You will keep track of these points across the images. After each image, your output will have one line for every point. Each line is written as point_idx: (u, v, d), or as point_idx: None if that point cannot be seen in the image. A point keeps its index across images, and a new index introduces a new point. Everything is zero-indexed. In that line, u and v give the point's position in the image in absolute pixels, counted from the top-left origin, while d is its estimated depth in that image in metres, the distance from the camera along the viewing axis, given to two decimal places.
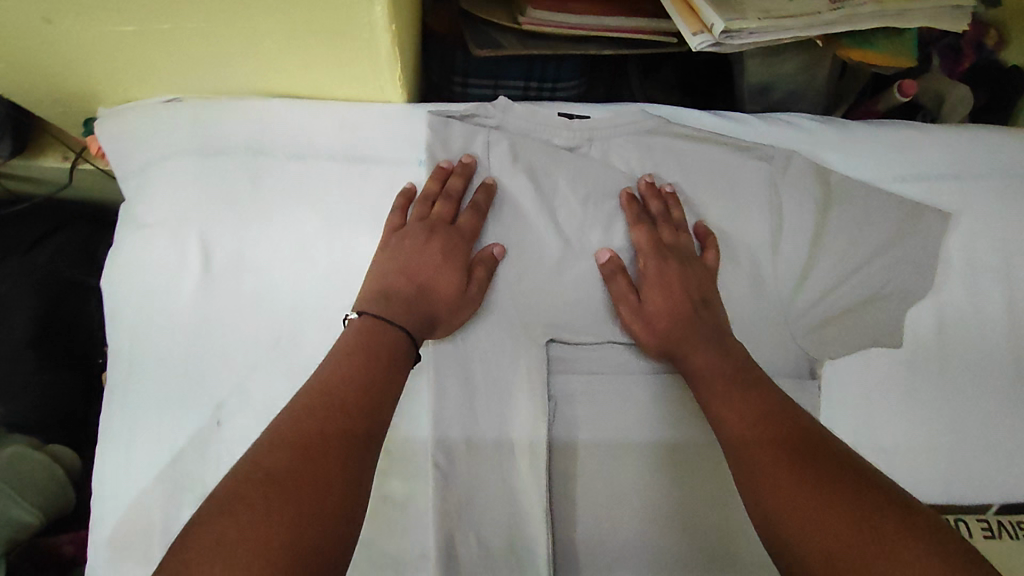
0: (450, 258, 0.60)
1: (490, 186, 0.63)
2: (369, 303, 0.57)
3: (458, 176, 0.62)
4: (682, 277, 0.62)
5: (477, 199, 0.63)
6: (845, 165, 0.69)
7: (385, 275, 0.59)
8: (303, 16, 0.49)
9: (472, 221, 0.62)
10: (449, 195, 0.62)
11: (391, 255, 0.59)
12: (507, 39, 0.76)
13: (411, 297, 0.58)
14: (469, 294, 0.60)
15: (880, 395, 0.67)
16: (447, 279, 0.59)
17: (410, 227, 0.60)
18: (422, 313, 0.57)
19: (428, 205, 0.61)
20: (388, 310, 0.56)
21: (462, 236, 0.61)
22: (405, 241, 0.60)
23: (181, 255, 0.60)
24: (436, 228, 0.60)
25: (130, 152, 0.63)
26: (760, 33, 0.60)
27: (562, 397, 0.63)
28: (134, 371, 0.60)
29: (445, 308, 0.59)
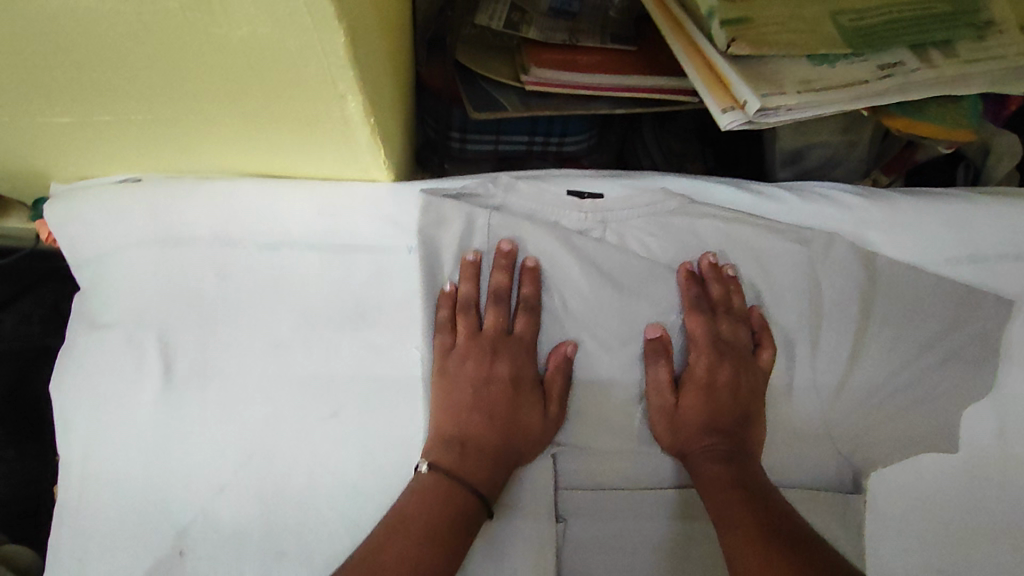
0: (524, 386, 0.55)
1: (531, 272, 0.56)
2: (440, 453, 0.52)
3: (499, 271, 0.56)
4: (734, 385, 0.57)
5: (526, 293, 0.56)
6: (893, 246, 0.60)
7: (451, 416, 0.53)
8: (268, 113, 0.42)
9: (527, 321, 0.56)
10: (497, 297, 0.56)
11: (449, 386, 0.54)
12: (510, 98, 0.70)
13: (489, 446, 0.53)
14: (549, 417, 0.55)
15: (934, 507, 0.59)
16: (526, 411, 0.54)
17: (465, 347, 0.55)
18: (502, 459, 0.53)
19: (476, 313, 0.55)
20: (462, 462, 0.52)
21: (525, 344, 0.56)
22: (465, 363, 0.54)
23: (139, 361, 0.53)
24: (497, 345, 0.55)
25: (82, 239, 0.55)
26: (799, 109, 0.52)
27: (572, 517, 0.55)
28: (84, 495, 0.52)
29: (528, 445, 0.54)
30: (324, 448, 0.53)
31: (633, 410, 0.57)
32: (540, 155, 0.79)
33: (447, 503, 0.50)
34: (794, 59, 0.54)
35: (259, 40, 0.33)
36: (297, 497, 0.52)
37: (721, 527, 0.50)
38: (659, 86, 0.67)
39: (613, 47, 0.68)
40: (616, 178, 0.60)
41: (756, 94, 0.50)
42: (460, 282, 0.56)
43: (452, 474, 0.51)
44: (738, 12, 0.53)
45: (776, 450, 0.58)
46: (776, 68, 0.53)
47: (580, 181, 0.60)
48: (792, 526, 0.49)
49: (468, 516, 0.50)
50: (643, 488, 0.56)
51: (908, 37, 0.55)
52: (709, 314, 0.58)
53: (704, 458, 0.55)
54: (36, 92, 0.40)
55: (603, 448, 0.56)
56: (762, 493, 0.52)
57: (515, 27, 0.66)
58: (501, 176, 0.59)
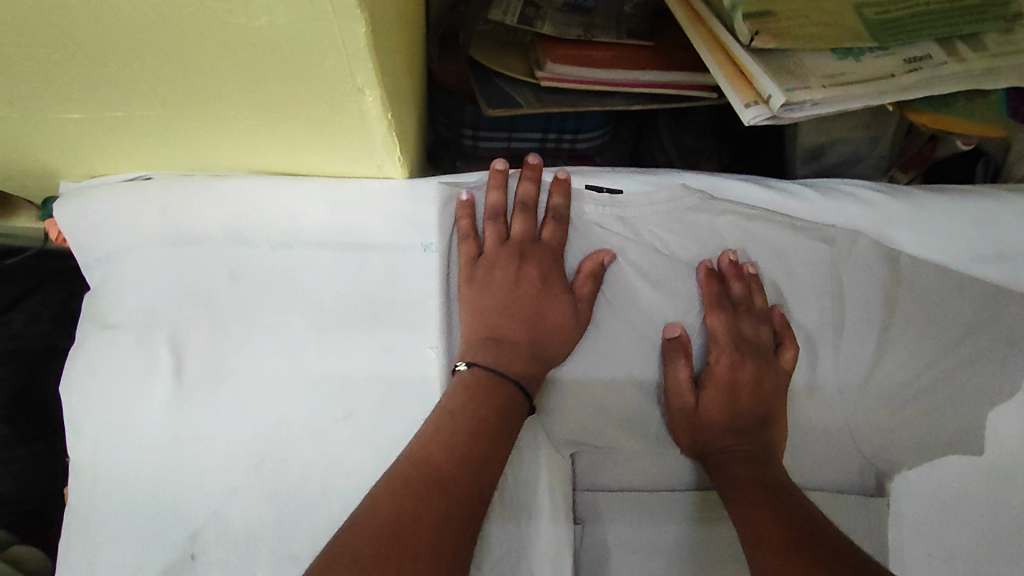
0: (553, 285, 0.54)
1: (562, 184, 0.57)
2: (476, 352, 0.51)
3: (524, 182, 0.57)
4: (756, 383, 0.56)
5: (556, 203, 0.56)
6: (917, 245, 0.59)
7: (485, 317, 0.53)
8: (286, 106, 0.41)
9: (555, 228, 0.56)
10: (524, 205, 0.56)
11: (481, 289, 0.54)
12: (524, 94, 0.69)
13: (523, 344, 0.52)
14: (580, 314, 0.54)
15: (964, 513, 0.57)
16: (556, 308, 0.54)
17: (495, 253, 0.55)
18: (538, 355, 0.53)
19: (504, 223, 0.56)
20: (498, 356, 0.51)
21: (552, 250, 0.56)
22: (495, 269, 0.54)
23: (150, 361, 0.52)
24: (525, 249, 0.55)
25: (92, 238, 0.54)
26: (825, 104, 0.51)
27: (589, 520, 0.54)
28: (94, 497, 0.51)
29: (561, 346, 0.54)
30: (338, 448, 0.52)
31: (651, 410, 0.55)
32: (553, 152, 0.78)
33: (492, 398, 0.49)
34: (819, 53, 0.53)
35: (279, 30, 0.32)
36: (309, 499, 0.51)
37: (741, 529, 0.49)
38: (676, 83, 0.66)
39: (629, 42, 0.67)
40: (637, 175, 0.59)
41: (781, 88, 0.49)
42: (488, 191, 0.56)
43: (492, 367, 0.50)
44: (762, 5, 0.52)
45: (799, 452, 0.57)
46: (801, 62, 0.52)
47: (598, 176, 0.59)
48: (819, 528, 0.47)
49: (507, 410, 0.49)
50: (662, 491, 0.55)
51: (935, 30, 0.54)
52: (731, 311, 0.56)
53: (726, 457, 0.53)
54: (50, 87, 0.39)
55: (621, 448, 0.55)
56: (784, 492, 0.50)
57: (529, 22, 0.65)
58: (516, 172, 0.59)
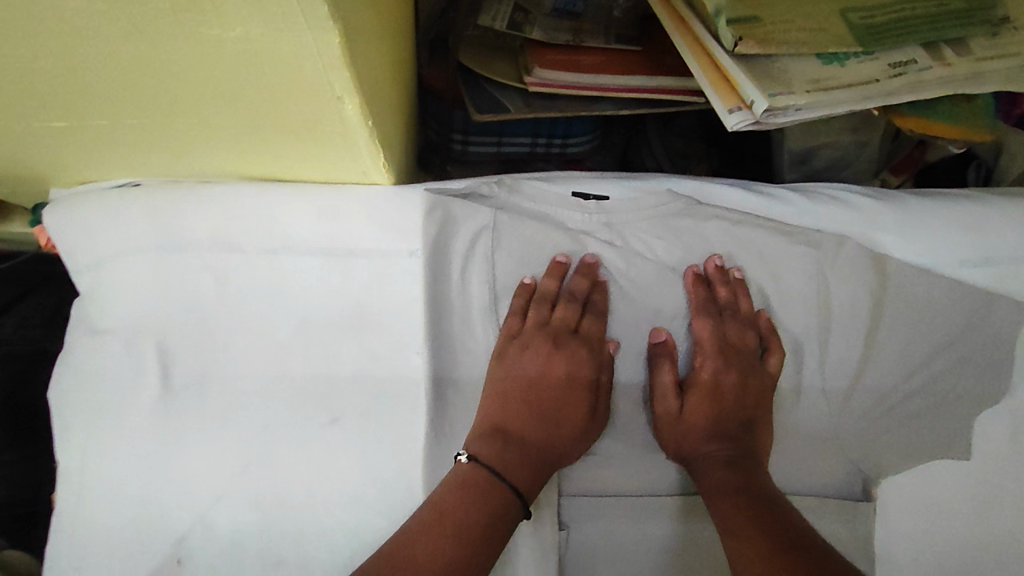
0: (578, 389, 0.54)
1: (603, 286, 0.57)
2: (482, 442, 0.51)
3: (579, 275, 0.56)
4: (743, 390, 0.56)
5: (599, 301, 0.56)
6: (905, 248, 0.59)
7: (499, 406, 0.53)
8: (266, 115, 0.41)
9: (593, 325, 0.56)
10: (573, 296, 0.55)
11: (505, 374, 0.54)
12: (513, 100, 0.69)
13: (532, 444, 0.52)
14: (596, 422, 0.54)
15: (950, 517, 0.57)
16: (573, 412, 0.53)
17: (528, 337, 0.55)
18: (542, 460, 0.52)
19: (547, 307, 0.56)
20: (500, 452, 0.51)
21: (587, 344, 0.55)
22: (525, 354, 0.55)
23: (137, 369, 0.52)
24: (560, 339, 0.55)
25: (80, 245, 0.54)
26: (808, 109, 0.51)
27: (574, 525, 0.53)
28: (82, 502, 0.51)
29: (570, 448, 0.53)
30: (324, 455, 0.52)
31: (636, 415, 0.56)
32: (543, 156, 0.79)
33: (483, 504, 0.48)
34: (803, 57, 0.53)
35: (253, 41, 0.32)
36: (295, 504, 0.51)
37: (723, 536, 0.49)
38: (664, 87, 0.66)
39: (617, 47, 0.68)
40: (624, 181, 0.59)
41: (764, 94, 0.49)
42: (544, 276, 0.56)
43: (490, 465, 0.50)
44: (746, 10, 0.52)
45: (784, 457, 0.57)
46: (785, 67, 0.52)
47: (585, 183, 0.59)
48: (804, 534, 0.47)
49: (501, 515, 0.48)
50: (649, 495, 0.55)
51: (920, 34, 0.54)
52: (716, 316, 0.56)
53: (710, 463, 0.53)
54: (31, 96, 0.39)
55: (606, 452, 0.55)
56: (768, 498, 0.50)
57: (518, 27, 0.65)
58: (504, 178, 0.58)
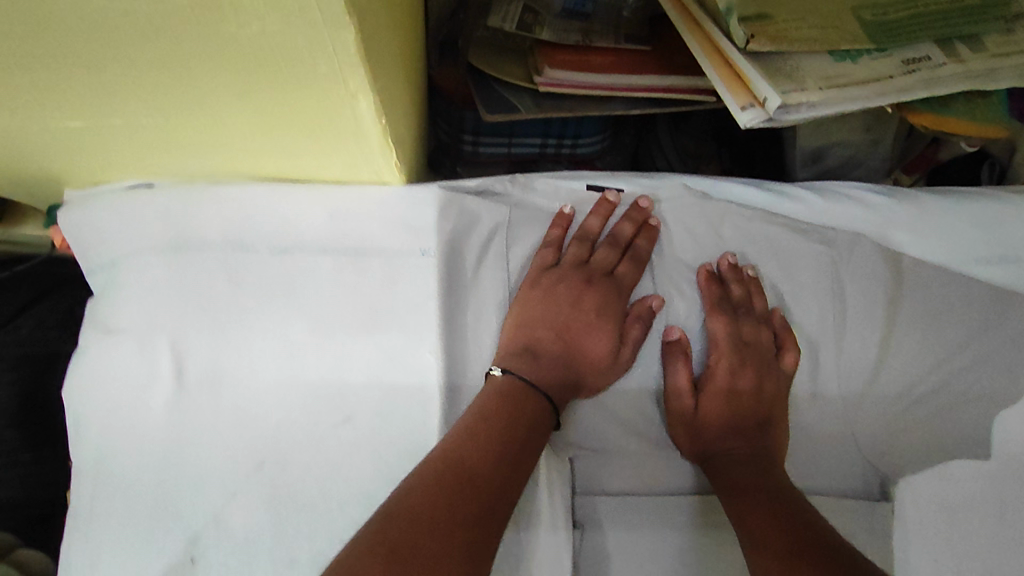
0: (609, 324, 0.55)
1: (652, 231, 0.57)
2: (516, 358, 0.53)
3: (625, 221, 0.57)
4: (758, 386, 0.56)
5: (640, 246, 0.57)
6: (918, 246, 0.58)
7: (533, 329, 0.55)
8: (281, 112, 0.41)
9: (631, 271, 0.57)
10: (614, 240, 0.57)
11: (541, 301, 0.55)
12: (523, 100, 0.69)
13: (560, 365, 0.54)
14: (621, 359, 0.55)
15: (970, 518, 0.56)
16: (601, 342, 0.55)
17: (566, 270, 0.56)
18: (566, 385, 0.53)
19: (588, 247, 0.57)
20: (532, 367, 0.53)
21: (620, 288, 0.57)
22: (562, 285, 0.56)
23: (151, 366, 0.52)
24: (594, 277, 0.57)
25: (98, 245, 0.55)
26: (821, 106, 0.51)
27: (590, 524, 0.53)
28: (96, 501, 0.51)
29: (593, 379, 0.54)
30: (336, 453, 0.52)
31: (650, 411, 0.56)
32: (552, 157, 0.79)
33: (520, 408, 0.50)
34: (815, 54, 0.53)
35: (269, 37, 0.32)
36: (308, 502, 0.51)
37: (740, 533, 0.49)
38: (675, 86, 0.66)
39: (627, 47, 0.68)
40: (636, 177, 0.59)
41: (777, 90, 0.49)
42: (590, 215, 0.58)
43: (523, 377, 0.52)
44: (757, 8, 0.52)
45: (801, 457, 0.56)
46: (798, 64, 0.52)
47: (600, 177, 0.59)
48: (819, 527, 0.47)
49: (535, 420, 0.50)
50: (664, 494, 0.54)
51: (934, 31, 0.54)
52: (731, 314, 0.56)
53: (727, 461, 0.53)
54: (48, 95, 0.39)
55: (622, 450, 0.55)
56: (786, 494, 0.50)
57: (528, 28, 0.66)
58: (517, 176, 0.59)
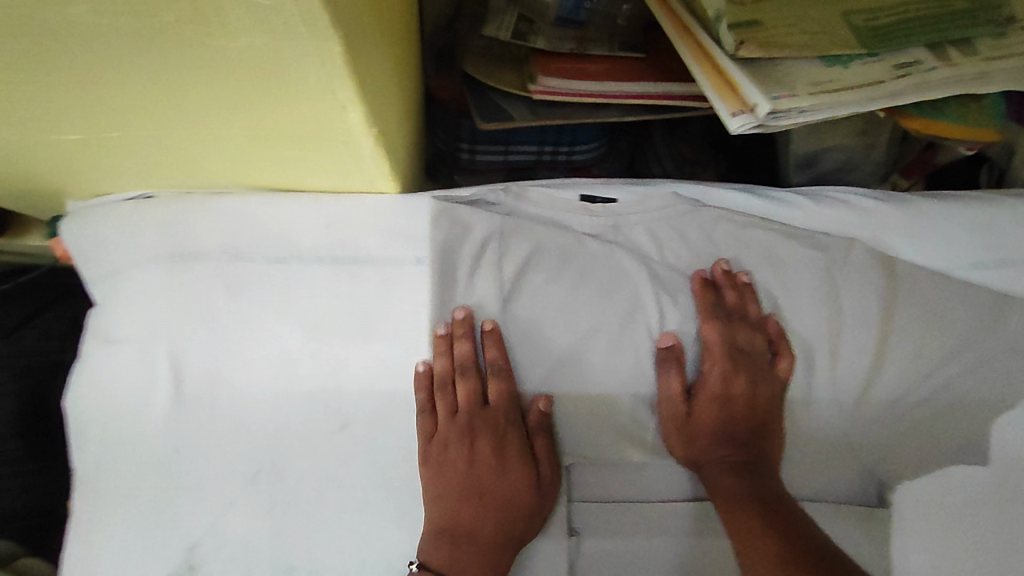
0: (513, 459, 0.53)
1: (492, 335, 0.53)
2: (436, 548, 0.51)
3: (461, 341, 0.53)
4: (750, 394, 0.56)
5: (493, 358, 0.53)
6: (914, 250, 0.58)
7: (441, 506, 0.52)
8: (274, 125, 0.42)
9: (500, 390, 0.54)
10: (468, 371, 0.53)
11: (437, 476, 0.52)
12: (518, 108, 0.70)
13: (486, 528, 0.52)
14: (544, 484, 0.53)
15: (966, 524, 0.56)
16: (516, 481, 0.53)
17: (445, 431, 0.53)
18: (503, 537, 0.52)
19: (453, 392, 0.54)
20: (457, 556, 0.51)
21: (503, 412, 0.54)
22: (447, 452, 0.53)
23: (149, 376, 0.53)
24: (474, 420, 0.54)
25: (97, 256, 0.56)
26: (811, 112, 0.51)
27: (585, 532, 0.53)
28: (96, 509, 0.52)
29: (525, 520, 0.52)
30: (332, 462, 0.52)
31: (646, 418, 0.55)
32: (550, 165, 0.79)
33: None
34: (805, 60, 0.53)
35: (257, 50, 0.33)
36: (305, 510, 0.51)
37: (738, 547, 0.49)
38: (669, 93, 0.67)
39: (621, 54, 0.68)
40: (627, 184, 0.58)
41: (767, 97, 0.49)
42: (435, 357, 0.54)
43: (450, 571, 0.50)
44: (748, 15, 0.53)
45: (797, 463, 0.56)
46: (788, 70, 0.52)
47: (592, 185, 0.58)
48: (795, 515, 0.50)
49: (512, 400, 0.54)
50: (661, 501, 0.55)
51: (923, 36, 0.54)
52: (726, 325, 0.56)
53: (718, 468, 0.54)
54: (45, 110, 0.40)
55: (616, 460, 0.55)
56: (779, 504, 0.51)
57: (522, 37, 0.66)
58: (510, 185, 0.58)
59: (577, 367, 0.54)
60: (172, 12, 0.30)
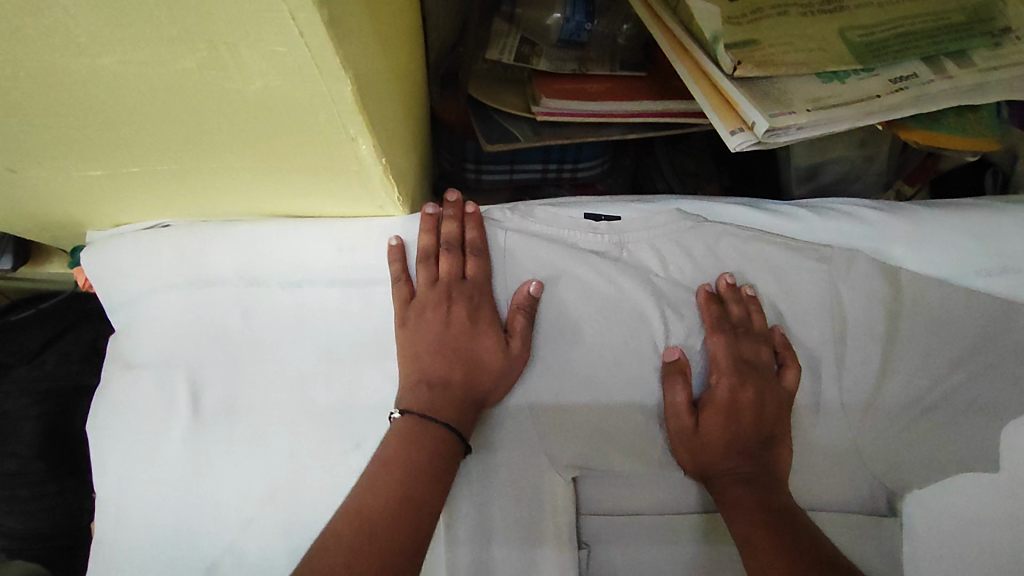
0: (486, 327, 0.53)
1: (476, 218, 0.56)
2: (411, 398, 0.51)
3: (448, 221, 0.56)
4: (758, 405, 0.55)
5: (472, 236, 0.56)
6: (920, 260, 0.59)
7: (416, 365, 0.52)
8: (288, 156, 0.44)
9: (478, 265, 0.55)
10: (449, 244, 0.55)
11: (415, 334, 0.53)
12: (521, 128, 0.71)
13: (456, 387, 0.52)
14: (513, 352, 0.53)
15: (975, 529, 0.56)
16: (487, 347, 0.53)
17: (423, 297, 0.54)
18: (469, 398, 0.52)
19: (433, 263, 0.55)
20: (430, 402, 0.51)
21: (480, 287, 0.55)
22: (425, 314, 0.53)
23: (168, 398, 0.54)
24: (453, 289, 0.54)
25: (116, 283, 0.57)
26: (810, 128, 0.52)
27: (596, 544, 0.54)
28: (120, 529, 0.53)
29: (495, 385, 0.53)
30: (348, 480, 0.53)
31: (654, 433, 0.55)
32: (555, 182, 0.81)
33: (427, 445, 0.49)
34: (803, 78, 0.54)
35: (271, 91, 0.34)
36: (321, 528, 0.52)
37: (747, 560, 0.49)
38: (669, 111, 0.68)
39: (622, 73, 0.70)
40: (630, 202, 0.59)
41: (765, 115, 0.50)
42: (419, 232, 0.56)
43: (422, 415, 0.50)
44: (744, 35, 0.54)
45: (810, 473, 0.56)
46: (785, 88, 0.53)
47: (596, 204, 0.59)
48: (802, 530, 0.49)
49: (489, 295, 0.55)
50: (673, 514, 0.55)
51: (918, 49, 0.55)
52: (733, 336, 0.55)
53: (728, 480, 0.53)
54: (69, 148, 0.42)
55: (626, 472, 0.55)
56: (790, 517, 0.50)
57: (525, 60, 0.69)
58: (517, 204, 0.59)
59: (584, 382, 0.54)
60: (191, 60, 0.32)
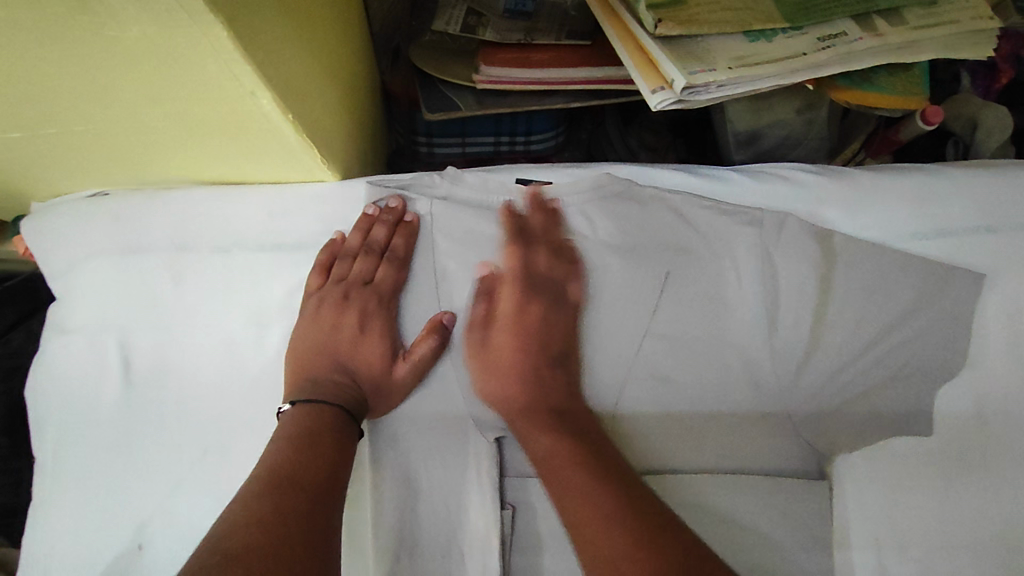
0: (374, 333, 0.55)
1: (409, 226, 0.56)
2: (301, 389, 0.52)
3: (380, 225, 0.56)
4: (541, 331, 0.56)
5: (396, 245, 0.56)
6: (852, 223, 0.59)
7: (304, 355, 0.54)
8: (197, 113, 0.44)
9: (390, 275, 0.56)
10: (370, 250, 0.55)
11: (310, 325, 0.55)
12: (465, 98, 0.71)
13: (344, 385, 0.53)
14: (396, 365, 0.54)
15: (907, 491, 0.56)
16: (371, 353, 0.55)
17: (326, 291, 0.56)
18: (353, 397, 0.53)
19: (348, 264, 0.56)
20: (317, 393, 0.52)
21: (380, 295, 0.55)
22: (322, 309, 0.55)
23: (101, 363, 0.55)
24: (351, 292, 0.55)
25: (52, 251, 0.58)
26: (731, 85, 0.52)
27: (520, 506, 0.54)
28: (55, 490, 0.54)
29: (377, 393, 0.54)
30: None
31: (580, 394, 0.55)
32: (508, 155, 0.81)
33: (324, 420, 0.50)
34: (729, 36, 0.54)
35: (151, 39, 0.35)
36: None
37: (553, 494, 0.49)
38: (610, 78, 0.68)
39: (568, 43, 0.68)
40: (562, 169, 0.60)
41: (683, 73, 0.50)
42: (350, 230, 0.56)
43: (312, 399, 0.51)
44: None
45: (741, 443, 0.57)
46: (709, 46, 0.53)
47: (528, 170, 0.60)
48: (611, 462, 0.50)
49: (388, 306, 0.56)
50: None
51: (848, 8, 0.54)
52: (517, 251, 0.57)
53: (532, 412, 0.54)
54: None
55: None
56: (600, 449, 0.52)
57: (471, 30, 0.68)
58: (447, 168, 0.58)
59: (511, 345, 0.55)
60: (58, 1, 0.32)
